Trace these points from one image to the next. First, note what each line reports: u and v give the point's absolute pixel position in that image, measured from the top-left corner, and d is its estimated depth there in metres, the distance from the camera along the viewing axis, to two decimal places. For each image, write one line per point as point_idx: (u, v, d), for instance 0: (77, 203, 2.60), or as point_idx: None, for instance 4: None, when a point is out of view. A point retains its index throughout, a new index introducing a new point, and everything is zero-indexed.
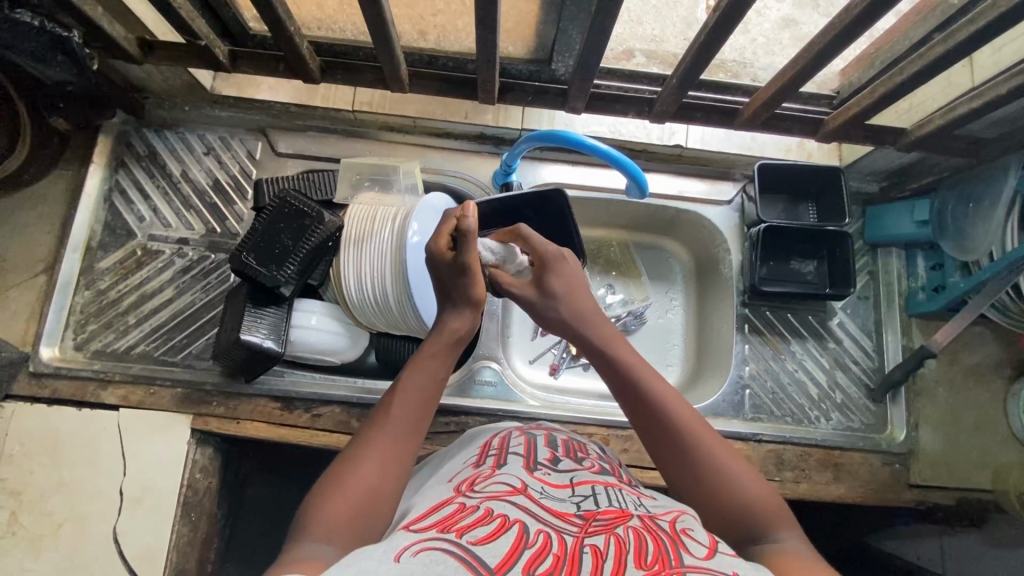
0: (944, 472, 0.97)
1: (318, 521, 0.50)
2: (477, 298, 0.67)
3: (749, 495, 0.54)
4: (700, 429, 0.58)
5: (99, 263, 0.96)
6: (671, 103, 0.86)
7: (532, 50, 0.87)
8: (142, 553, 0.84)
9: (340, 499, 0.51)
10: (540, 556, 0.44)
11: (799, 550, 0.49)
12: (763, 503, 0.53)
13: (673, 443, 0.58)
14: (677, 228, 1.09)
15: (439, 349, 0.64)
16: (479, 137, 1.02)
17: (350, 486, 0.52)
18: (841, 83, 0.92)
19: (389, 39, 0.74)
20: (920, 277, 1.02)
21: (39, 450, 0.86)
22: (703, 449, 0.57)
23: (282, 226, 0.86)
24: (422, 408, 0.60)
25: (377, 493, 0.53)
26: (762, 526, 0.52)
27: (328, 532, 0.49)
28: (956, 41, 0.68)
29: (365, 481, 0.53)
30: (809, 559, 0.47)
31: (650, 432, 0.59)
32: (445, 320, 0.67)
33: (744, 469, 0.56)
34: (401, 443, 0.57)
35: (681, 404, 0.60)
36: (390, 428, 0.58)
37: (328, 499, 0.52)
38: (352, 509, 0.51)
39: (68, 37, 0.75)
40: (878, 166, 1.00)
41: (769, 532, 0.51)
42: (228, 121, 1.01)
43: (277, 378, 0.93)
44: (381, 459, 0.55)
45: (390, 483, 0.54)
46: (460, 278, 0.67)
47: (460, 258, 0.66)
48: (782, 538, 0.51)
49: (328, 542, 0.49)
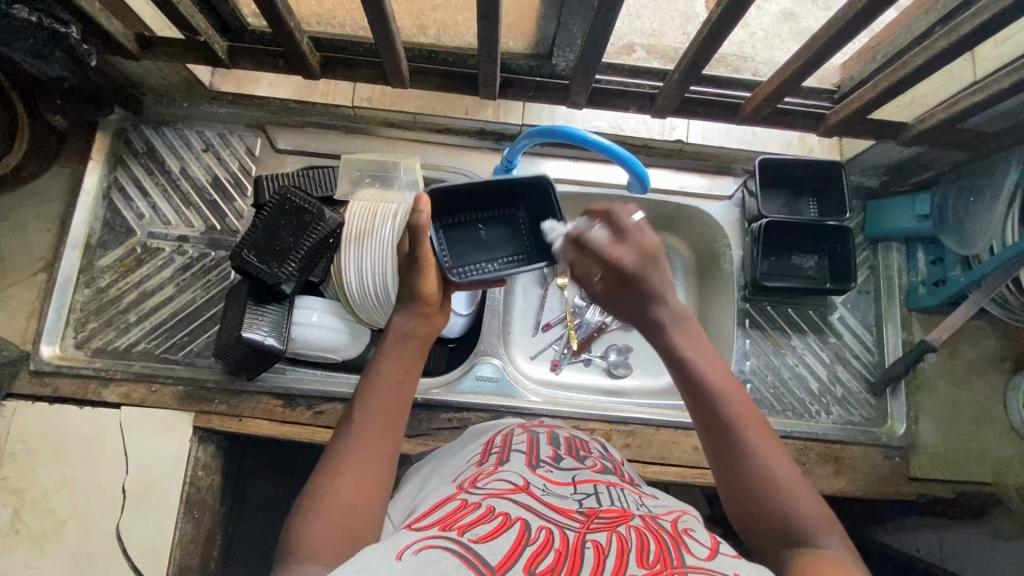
0: (944, 466, 0.97)
1: (304, 541, 0.50)
2: (424, 293, 0.69)
3: (801, 503, 0.54)
4: (761, 432, 0.58)
5: (98, 261, 0.95)
6: (673, 98, 0.86)
7: (533, 44, 0.87)
8: (145, 549, 0.84)
9: (320, 516, 0.52)
10: (541, 553, 0.44)
11: (844, 557, 0.49)
12: (812, 511, 0.53)
13: (729, 443, 0.57)
14: (678, 223, 1.09)
15: (397, 353, 0.65)
16: (480, 132, 1.02)
17: (330, 501, 0.53)
18: (842, 77, 0.91)
19: (390, 33, 0.73)
20: (920, 271, 1.02)
21: (42, 448, 0.86)
22: (760, 449, 0.57)
23: (283, 223, 0.86)
24: (388, 410, 0.61)
25: (358, 504, 0.54)
26: (808, 532, 0.52)
27: (314, 550, 0.50)
28: (960, 34, 0.67)
29: (343, 495, 0.53)
30: (843, 563, 0.48)
31: (708, 429, 0.59)
32: (391, 320, 0.68)
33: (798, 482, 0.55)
34: (370, 452, 0.58)
35: (747, 407, 0.59)
36: (363, 432, 0.58)
37: (310, 519, 0.52)
38: (336, 523, 0.52)
39: (66, 33, 0.74)
40: (878, 161, 1.00)
41: (811, 536, 0.52)
42: (227, 117, 1.00)
43: (278, 375, 0.93)
44: (359, 467, 0.56)
45: (369, 491, 0.55)
46: (410, 271, 0.69)
47: (415, 251, 0.68)
48: (830, 544, 0.51)
49: (315, 560, 0.49)
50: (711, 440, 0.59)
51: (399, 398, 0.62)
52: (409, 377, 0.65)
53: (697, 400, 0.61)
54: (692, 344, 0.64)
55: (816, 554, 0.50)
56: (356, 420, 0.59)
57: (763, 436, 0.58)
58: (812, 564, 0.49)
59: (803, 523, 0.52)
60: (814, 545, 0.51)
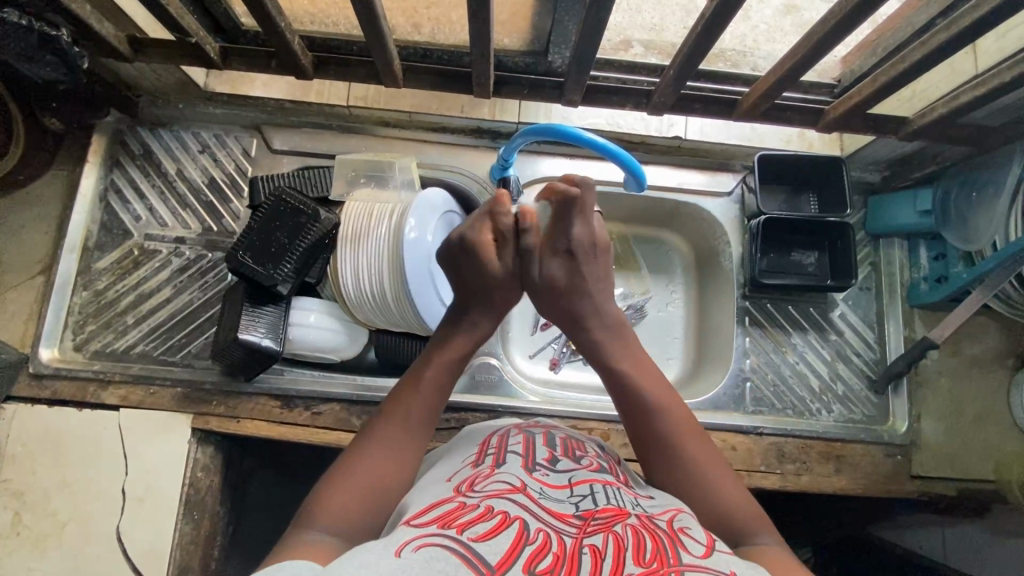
0: (946, 463, 0.96)
1: (325, 509, 0.52)
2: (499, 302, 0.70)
3: (724, 501, 0.56)
4: (691, 433, 0.61)
5: (96, 264, 0.95)
6: (670, 94, 0.85)
7: (528, 41, 0.86)
8: (145, 551, 0.85)
9: (347, 492, 0.53)
10: (540, 554, 0.44)
11: (777, 550, 0.52)
12: (746, 515, 0.55)
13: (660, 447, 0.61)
14: (677, 220, 1.08)
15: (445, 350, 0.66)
16: (476, 131, 1.01)
17: (358, 479, 0.54)
18: (843, 70, 0.90)
19: (382, 32, 0.73)
20: (923, 266, 1.01)
21: (41, 451, 0.86)
22: (690, 454, 0.60)
23: (279, 224, 0.85)
24: (428, 406, 0.62)
25: (385, 488, 0.55)
26: (741, 529, 0.54)
27: (332, 521, 0.51)
28: (960, 27, 0.66)
29: (371, 477, 0.55)
30: (785, 559, 0.50)
31: (638, 430, 0.62)
32: (473, 319, 0.69)
33: (726, 480, 0.58)
34: (406, 442, 0.59)
35: (679, 409, 0.63)
36: (397, 426, 0.60)
37: (335, 493, 0.53)
38: (356, 503, 0.53)
39: (57, 35, 0.73)
40: (879, 156, 0.99)
41: (746, 533, 0.54)
42: (223, 118, 1.00)
43: (276, 376, 0.93)
44: (388, 457, 0.57)
45: (399, 481, 0.56)
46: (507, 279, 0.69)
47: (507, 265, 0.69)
48: (762, 539, 0.53)
49: (335, 531, 0.50)
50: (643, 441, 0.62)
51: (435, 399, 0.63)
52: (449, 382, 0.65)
53: (630, 411, 0.63)
54: (622, 349, 0.68)
55: (755, 552, 0.52)
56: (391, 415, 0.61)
57: (695, 436, 0.61)
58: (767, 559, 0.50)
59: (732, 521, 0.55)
60: (748, 540, 0.53)
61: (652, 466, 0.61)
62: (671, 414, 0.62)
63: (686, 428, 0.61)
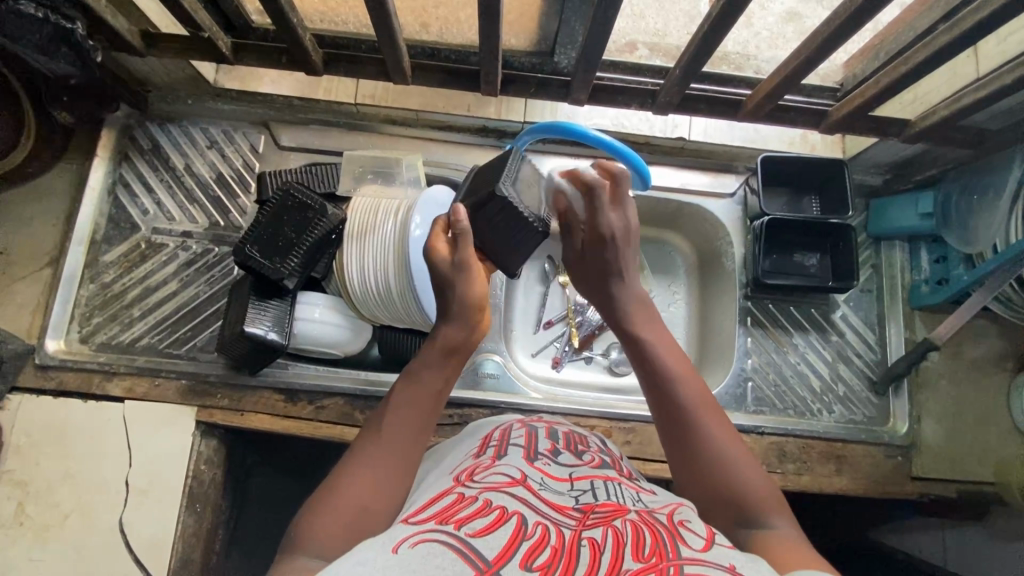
0: (946, 465, 0.96)
1: (311, 533, 0.51)
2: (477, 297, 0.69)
3: (738, 482, 0.55)
4: (711, 411, 0.60)
5: (104, 256, 0.96)
6: (675, 94, 0.86)
7: (535, 41, 0.87)
8: (148, 543, 0.85)
9: (334, 509, 0.52)
10: (538, 548, 0.44)
11: (792, 534, 0.51)
12: (760, 492, 0.54)
13: (676, 420, 0.60)
14: (681, 221, 1.09)
15: (431, 362, 0.65)
16: (483, 129, 1.03)
17: (342, 501, 0.53)
18: (845, 75, 0.91)
19: (393, 29, 0.73)
20: (924, 269, 1.01)
21: (46, 442, 0.86)
22: (707, 433, 0.58)
23: (286, 218, 0.86)
24: (413, 419, 0.60)
25: (371, 506, 0.53)
26: (756, 512, 0.53)
27: (319, 544, 0.50)
28: (961, 30, 0.67)
29: (354, 496, 0.53)
30: (796, 544, 0.49)
31: (661, 411, 0.62)
32: (440, 329, 0.68)
33: (746, 463, 0.57)
34: (391, 459, 0.57)
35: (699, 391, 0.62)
36: (386, 442, 0.58)
37: (319, 514, 0.52)
38: (342, 526, 0.51)
39: (72, 29, 0.74)
40: (881, 159, 1.01)
41: (757, 519, 0.53)
42: (231, 115, 1.01)
43: (281, 370, 0.93)
44: (378, 470, 0.56)
45: (382, 497, 0.55)
46: (455, 275, 0.69)
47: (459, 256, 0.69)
48: (778, 523, 0.52)
49: (323, 554, 0.50)
50: (659, 408, 0.62)
51: (431, 406, 0.62)
52: (439, 390, 0.64)
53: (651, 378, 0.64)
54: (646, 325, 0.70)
55: (763, 537, 0.51)
56: (385, 421, 0.60)
57: (716, 415, 0.60)
58: (761, 547, 0.50)
59: (739, 496, 0.54)
60: (763, 523, 0.52)
61: (666, 433, 0.61)
62: (686, 388, 0.62)
63: (707, 411, 0.60)
